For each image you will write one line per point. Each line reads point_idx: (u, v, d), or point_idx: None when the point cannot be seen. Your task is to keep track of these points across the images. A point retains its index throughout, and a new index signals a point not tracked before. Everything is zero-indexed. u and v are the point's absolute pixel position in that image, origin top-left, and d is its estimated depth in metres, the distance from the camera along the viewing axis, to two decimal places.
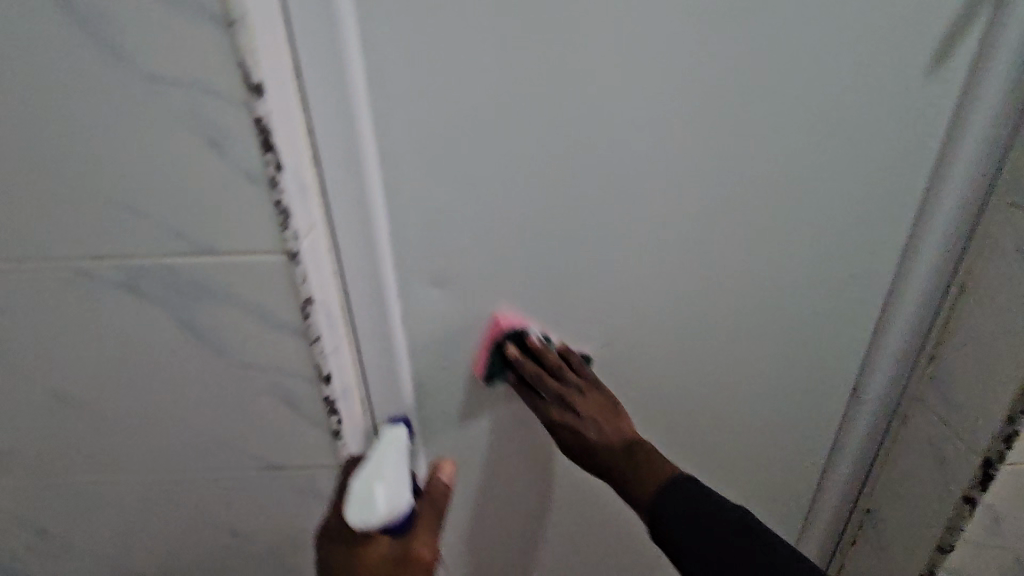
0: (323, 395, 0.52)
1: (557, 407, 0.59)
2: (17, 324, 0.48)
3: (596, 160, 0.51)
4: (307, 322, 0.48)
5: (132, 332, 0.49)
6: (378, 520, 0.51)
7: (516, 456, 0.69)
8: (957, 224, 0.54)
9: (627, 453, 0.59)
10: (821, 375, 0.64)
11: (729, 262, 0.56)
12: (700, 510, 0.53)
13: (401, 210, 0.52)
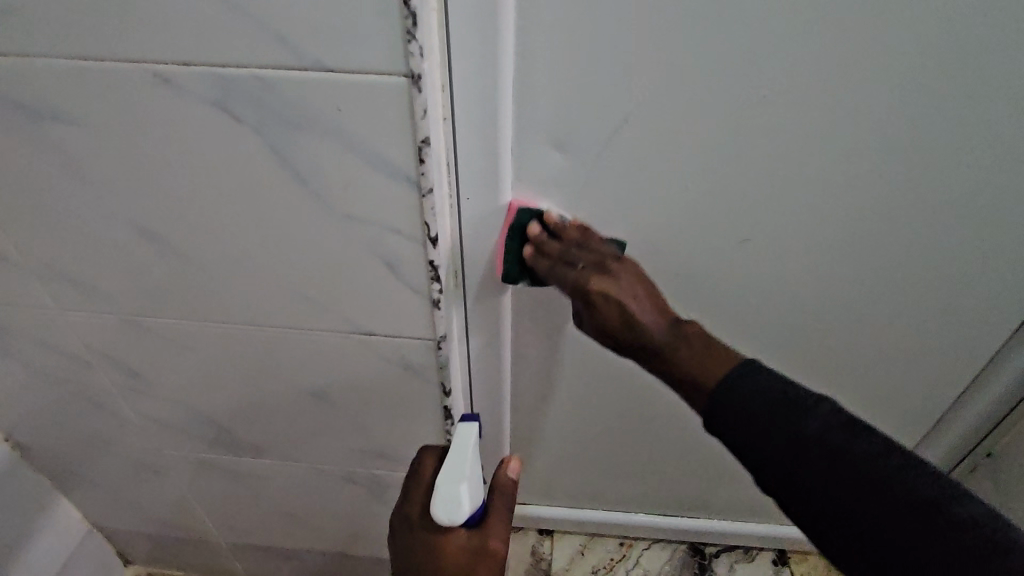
0: (428, 259, 0.46)
1: (593, 275, 0.46)
2: (120, 174, 0.44)
3: (793, 49, 0.41)
4: (422, 170, 0.40)
5: (232, 173, 0.43)
6: (465, 516, 0.51)
7: (600, 373, 0.67)
8: None
9: (676, 337, 0.44)
10: (987, 317, 0.57)
11: (918, 177, 0.47)
12: (779, 402, 0.38)
13: (529, 86, 0.43)
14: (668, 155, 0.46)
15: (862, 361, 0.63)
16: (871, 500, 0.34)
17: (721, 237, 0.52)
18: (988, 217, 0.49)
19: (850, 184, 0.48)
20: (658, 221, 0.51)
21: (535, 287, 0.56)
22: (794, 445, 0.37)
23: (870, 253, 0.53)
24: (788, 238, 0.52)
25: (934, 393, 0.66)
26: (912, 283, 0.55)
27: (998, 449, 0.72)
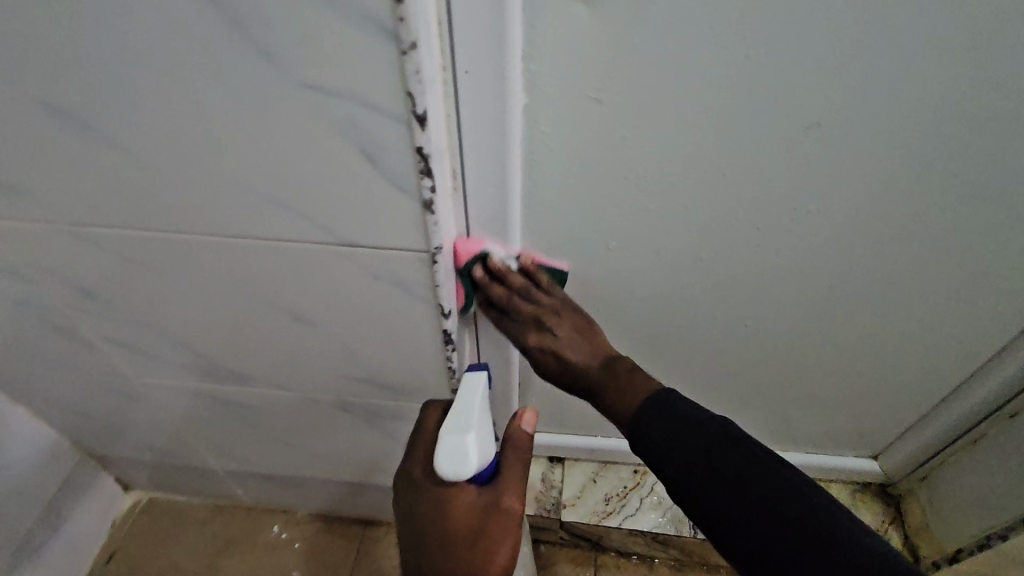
0: (415, 147, 0.36)
1: (534, 333, 0.54)
2: (19, 37, 0.34)
3: None
4: (401, 15, 0.30)
5: (158, 33, 0.33)
6: (472, 472, 0.48)
7: (618, 286, 0.61)
8: None
9: (606, 370, 0.52)
10: None
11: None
12: (671, 424, 0.43)
13: None
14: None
15: (929, 263, 0.55)
16: (769, 535, 0.37)
17: (784, 104, 0.43)
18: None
19: (961, 25, 0.38)
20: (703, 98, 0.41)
21: (546, 184, 0.50)
22: (692, 465, 0.41)
23: (967, 122, 0.43)
24: (872, 104, 0.43)
25: (1006, 305, 0.58)
26: (1011, 163, 0.46)
27: None
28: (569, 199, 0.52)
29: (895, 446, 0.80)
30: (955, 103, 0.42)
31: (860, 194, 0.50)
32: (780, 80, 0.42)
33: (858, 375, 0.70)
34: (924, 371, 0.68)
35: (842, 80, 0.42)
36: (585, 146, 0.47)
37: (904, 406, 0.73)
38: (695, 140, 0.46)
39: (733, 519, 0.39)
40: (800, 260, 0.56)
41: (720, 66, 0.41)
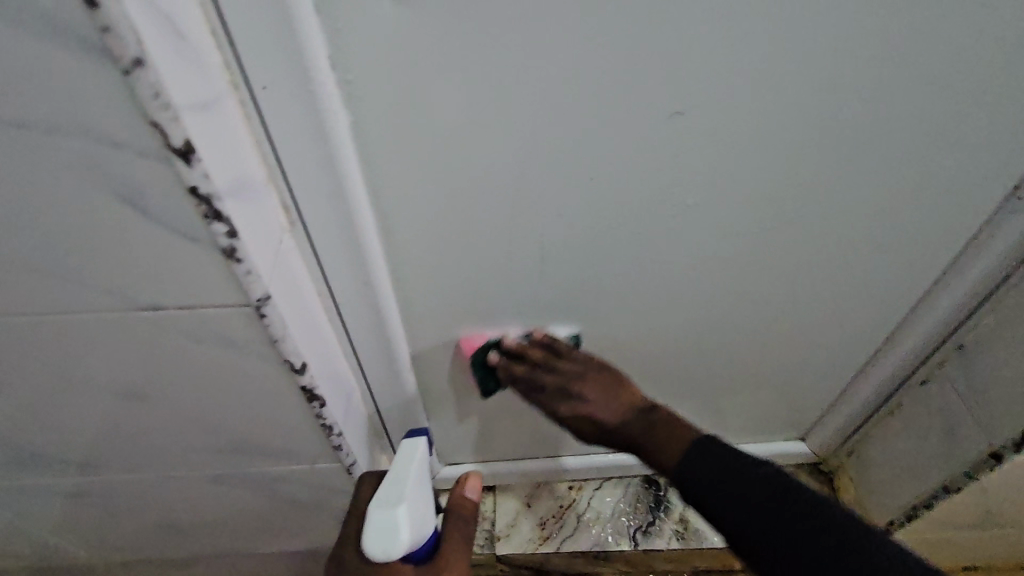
0: (188, 189, 0.29)
1: (565, 403, 0.58)
2: None
3: None
4: (99, 21, 0.23)
5: None
6: (402, 551, 0.44)
7: (501, 322, 0.56)
8: None
9: (648, 430, 0.54)
10: (938, 205, 0.49)
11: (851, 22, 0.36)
12: (722, 469, 0.44)
13: None
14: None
15: (830, 241, 0.51)
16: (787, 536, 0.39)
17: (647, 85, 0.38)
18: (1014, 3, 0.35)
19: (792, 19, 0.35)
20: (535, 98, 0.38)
21: (397, 215, 0.44)
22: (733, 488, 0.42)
23: (842, 85, 0.39)
24: (741, 78, 0.38)
25: (909, 271, 0.55)
26: (895, 125, 0.42)
27: (971, 340, 0.59)
28: (428, 229, 0.46)
29: (811, 435, 0.80)
30: (826, 66, 0.38)
31: (747, 179, 0.45)
32: (632, 58, 0.36)
33: (781, 363, 0.66)
34: (826, 363, 0.67)
35: (701, 52, 0.36)
36: (433, 156, 0.40)
37: (814, 397, 0.72)
38: (553, 135, 0.40)
39: (764, 538, 0.40)
40: (700, 255, 0.51)
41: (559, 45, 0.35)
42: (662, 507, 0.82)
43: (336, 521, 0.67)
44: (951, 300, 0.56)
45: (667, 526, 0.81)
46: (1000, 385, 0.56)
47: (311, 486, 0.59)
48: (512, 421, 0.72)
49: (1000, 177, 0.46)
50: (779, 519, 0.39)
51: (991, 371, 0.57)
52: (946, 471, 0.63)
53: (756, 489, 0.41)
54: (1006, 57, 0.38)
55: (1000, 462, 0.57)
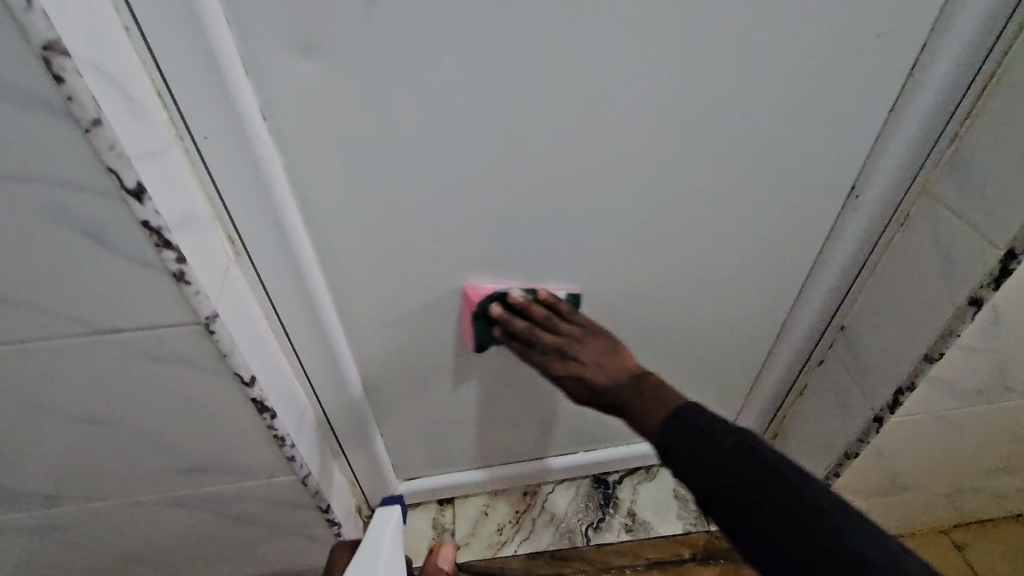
0: (140, 222, 0.35)
1: (558, 359, 0.57)
2: None
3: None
4: (66, 93, 0.29)
5: None
6: None
7: (439, 341, 0.63)
8: (964, 52, 0.45)
9: (636, 390, 0.52)
10: (798, 222, 0.57)
11: (688, 80, 0.44)
12: (699, 436, 0.43)
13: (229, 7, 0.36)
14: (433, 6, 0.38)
15: (717, 248, 0.58)
16: (764, 513, 0.37)
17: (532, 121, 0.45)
18: (818, 42, 0.43)
19: (639, 80, 0.44)
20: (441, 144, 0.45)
21: (334, 246, 0.51)
22: (706, 464, 0.41)
23: (695, 112, 0.46)
24: (610, 108, 0.45)
25: (791, 269, 0.62)
26: (746, 145, 0.49)
27: (850, 321, 0.67)
28: (362, 258, 0.53)
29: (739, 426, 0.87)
30: (677, 98, 0.45)
31: (632, 194, 0.52)
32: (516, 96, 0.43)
33: (700, 360, 0.73)
34: (737, 360, 0.75)
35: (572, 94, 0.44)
36: (357, 187, 0.47)
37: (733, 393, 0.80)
38: (458, 163, 0.47)
39: (738, 517, 0.38)
40: (607, 262, 0.58)
41: (451, 89, 0.42)
42: (611, 503, 0.88)
43: (300, 536, 0.70)
44: (824, 296, 0.65)
45: (616, 521, 0.87)
46: (873, 363, 0.64)
47: (269, 503, 0.63)
48: (460, 433, 0.77)
49: (843, 182, 0.54)
50: (752, 497, 0.38)
51: (866, 348, 0.65)
52: (845, 439, 0.71)
53: (731, 458, 0.40)
54: (824, 83, 0.46)
55: (881, 424, 0.66)
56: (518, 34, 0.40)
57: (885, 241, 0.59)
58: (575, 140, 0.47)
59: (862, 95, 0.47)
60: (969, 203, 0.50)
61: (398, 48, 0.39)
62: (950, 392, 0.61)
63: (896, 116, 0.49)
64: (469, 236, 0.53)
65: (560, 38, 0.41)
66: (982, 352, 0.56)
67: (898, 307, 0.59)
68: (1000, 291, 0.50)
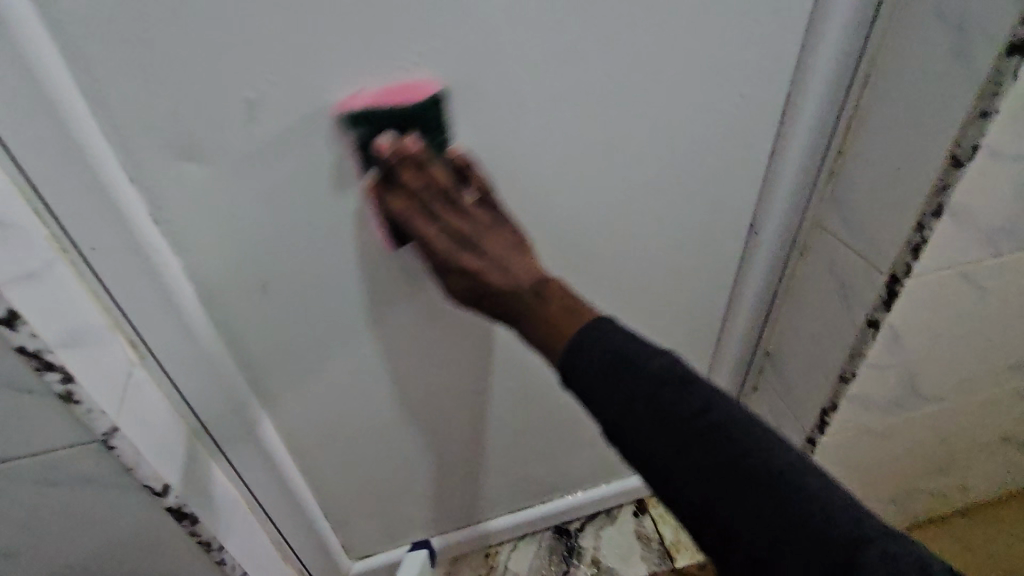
0: (17, 348, 0.35)
1: (436, 231, 0.41)
2: None
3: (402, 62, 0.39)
4: None
5: None
6: None
7: (375, 416, 0.62)
8: (822, 108, 0.50)
9: (540, 297, 0.40)
10: (708, 264, 0.60)
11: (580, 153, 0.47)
12: (618, 362, 0.35)
13: (106, 129, 0.36)
14: (327, 107, 0.39)
15: (638, 297, 0.60)
16: (715, 481, 0.31)
17: None
18: (694, 112, 0.47)
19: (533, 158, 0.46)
20: (350, 229, 0.46)
21: (248, 338, 0.50)
22: (657, 416, 0.33)
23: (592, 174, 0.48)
24: (510, 178, 0.47)
25: (711, 304, 0.64)
26: (647, 203, 0.52)
27: (773, 347, 0.70)
28: (283, 345, 0.52)
29: None
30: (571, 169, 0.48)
31: (546, 253, 0.53)
32: None
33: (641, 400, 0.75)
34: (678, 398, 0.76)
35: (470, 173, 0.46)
36: (264, 275, 0.46)
37: None
38: (367, 243, 0.47)
39: (661, 458, 0.33)
40: None
41: (349, 175, 0.43)
42: (574, 554, 0.87)
43: None
44: (745, 327, 0.68)
45: (580, 572, 0.85)
46: (800, 386, 0.67)
47: None
48: (411, 503, 0.76)
49: (741, 225, 0.57)
50: (692, 459, 0.32)
51: (791, 371, 0.68)
52: None
53: (674, 411, 0.33)
54: (708, 141, 0.49)
55: (815, 445, 0.68)
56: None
57: (790, 270, 0.62)
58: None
59: (743, 151, 0.51)
60: (851, 233, 0.54)
61: (292, 151, 0.40)
62: (869, 406, 0.64)
63: (776, 165, 0.53)
64: (389, 313, 0.53)
65: (450, 121, 0.42)
66: (889, 367, 0.60)
67: (813, 332, 0.62)
68: (891, 312, 0.53)
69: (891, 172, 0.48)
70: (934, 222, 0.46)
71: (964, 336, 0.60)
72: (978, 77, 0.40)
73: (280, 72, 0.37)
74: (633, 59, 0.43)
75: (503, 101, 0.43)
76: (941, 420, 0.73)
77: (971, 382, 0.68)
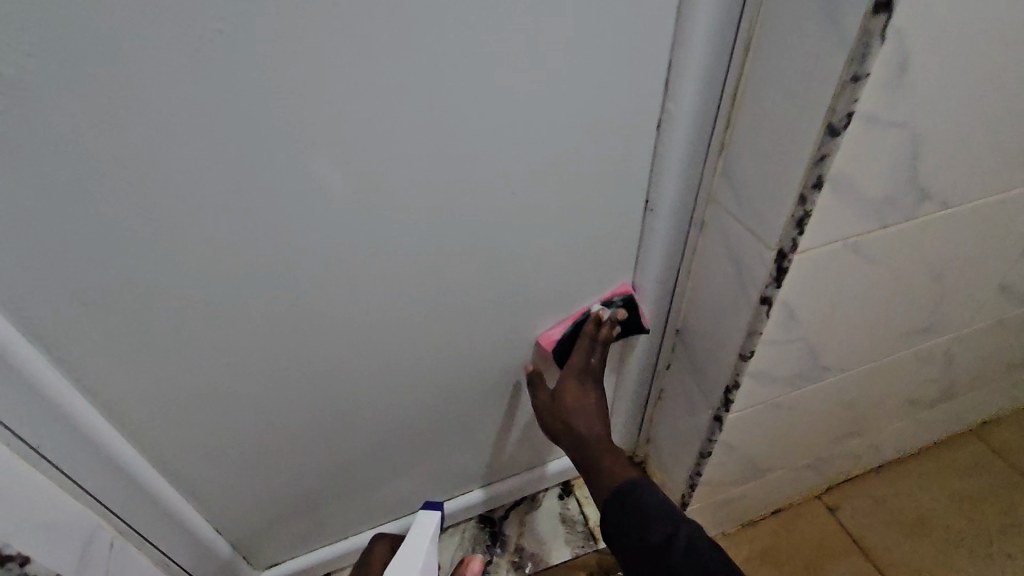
0: None
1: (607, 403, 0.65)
2: None
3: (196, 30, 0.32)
4: None
5: None
6: None
7: (259, 420, 0.58)
8: (707, 74, 0.46)
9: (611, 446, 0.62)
10: (602, 242, 0.57)
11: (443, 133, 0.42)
12: (645, 511, 0.55)
13: None
14: (109, 86, 0.32)
15: (531, 279, 0.57)
16: None
17: (279, 189, 0.41)
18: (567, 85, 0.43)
19: (387, 140, 0.41)
20: (178, 222, 0.40)
21: (78, 348, 0.44)
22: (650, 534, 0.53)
23: (460, 155, 0.44)
24: (363, 160, 0.42)
25: (612, 283, 0.62)
26: (527, 183, 0.48)
27: (682, 324, 0.68)
28: (126, 351, 0.46)
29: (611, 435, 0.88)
30: (434, 150, 0.43)
31: (422, 240, 0.49)
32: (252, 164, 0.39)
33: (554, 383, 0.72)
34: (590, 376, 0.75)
35: (314, 158, 0.40)
36: (79, 277, 0.40)
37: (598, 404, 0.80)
38: (204, 237, 0.42)
39: None
40: (421, 307, 0.55)
41: (159, 162, 0.37)
42: (498, 543, 0.85)
43: None
44: (653, 305, 0.66)
45: (503, 561, 0.83)
46: (706, 364, 0.66)
47: None
48: (318, 501, 0.73)
49: (634, 200, 0.55)
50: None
51: (698, 348, 0.66)
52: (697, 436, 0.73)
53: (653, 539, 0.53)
54: (586, 115, 0.45)
55: (722, 423, 0.67)
56: (221, 100, 0.35)
57: (691, 245, 0.60)
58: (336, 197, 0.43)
59: (625, 125, 0.48)
60: (742, 207, 0.51)
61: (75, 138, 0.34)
62: (771, 383, 0.64)
63: (663, 136, 0.50)
64: (251, 311, 0.48)
65: (276, 100, 0.36)
66: (787, 343, 0.59)
67: (714, 308, 0.61)
68: (782, 289, 0.51)
69: (776, 141, 0.45)
70: (816, 195, 0.44)
71: (862, 308, 0.60)
72: (848, 36, 0.37)
73: (27, 44, 0.30)
74: (488, 26, 0.37)
75: (338, 77, 0.37)
76: (847, 389, 0.74)
77: (873, 351, 0.68)
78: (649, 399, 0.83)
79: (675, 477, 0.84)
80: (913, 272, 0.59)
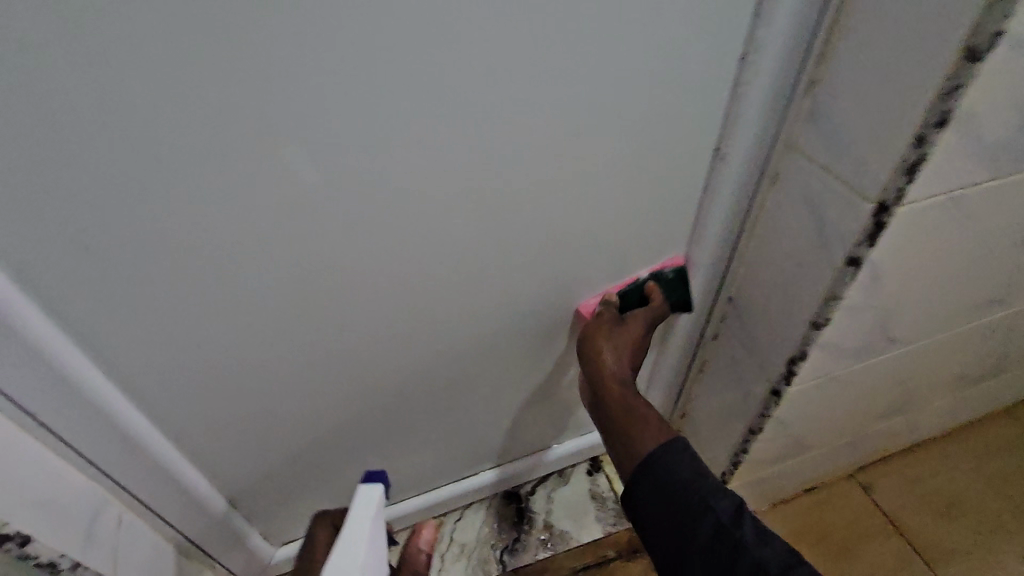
0: None
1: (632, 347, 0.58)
2: None
3: None
4: None
5: None
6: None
7: (279, 389, 0.52)
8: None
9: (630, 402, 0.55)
10: (664, 196, 0.51)
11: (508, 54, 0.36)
12: (669, 489, 0.48)
13: None
14: None
15: (583, 237, 0.51)
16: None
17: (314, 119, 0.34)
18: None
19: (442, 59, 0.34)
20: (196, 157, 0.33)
21: (77, 307, 0.38)
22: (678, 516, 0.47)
23: (523, 82, 0.37)
24: (412, 84, 0.35)
25: (668, 243, 0.56)
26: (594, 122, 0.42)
27: (736, 291, 0.63)
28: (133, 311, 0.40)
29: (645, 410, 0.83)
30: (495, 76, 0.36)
31: (471, 187, 0.43)
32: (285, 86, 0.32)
33: None
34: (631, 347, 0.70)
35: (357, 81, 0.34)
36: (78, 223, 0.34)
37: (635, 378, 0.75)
38: (225, 177, 0.35)
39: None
40: (464, 266, 0.49)
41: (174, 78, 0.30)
42: (525, 520, 0.81)
43: None
44: (708, 268, 0.61)
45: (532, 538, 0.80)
46: (765, 335, 0.60)
47: None
48: (338, 478, 0.67)
49: (705, 148, 0.48)
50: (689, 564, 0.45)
51: (755, 317, 0.61)
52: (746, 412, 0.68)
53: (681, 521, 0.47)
54: (667, 40, 0.39)
55: (780, 396, 0.62)
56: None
57: (758, 202, 0.54)
58: (378, 131, 0.36)
59: (708, 54, 0.41)
60: (832, 156, 0.45)
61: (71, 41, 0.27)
62: (837, 355, 0.59)
63: (748, 70, 0.43)
64: (276, 267, 0.42)
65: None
66: (863, 311, 0.53)
67: (781, 272, 0.55)
68: (875, 248, 0.45)
69: (888, 74, 0.39)
70: (937, 135, 0.38)
71: (944, 273, 0.54)
72: None
73: None
74: None
75: None
76: (906, 363, 0.69)
77: (941, 323, 0.63)
78: (688, 372, 0.78)
79: (712, 454, 0.80)
80: (1004, 234, 0.53)
